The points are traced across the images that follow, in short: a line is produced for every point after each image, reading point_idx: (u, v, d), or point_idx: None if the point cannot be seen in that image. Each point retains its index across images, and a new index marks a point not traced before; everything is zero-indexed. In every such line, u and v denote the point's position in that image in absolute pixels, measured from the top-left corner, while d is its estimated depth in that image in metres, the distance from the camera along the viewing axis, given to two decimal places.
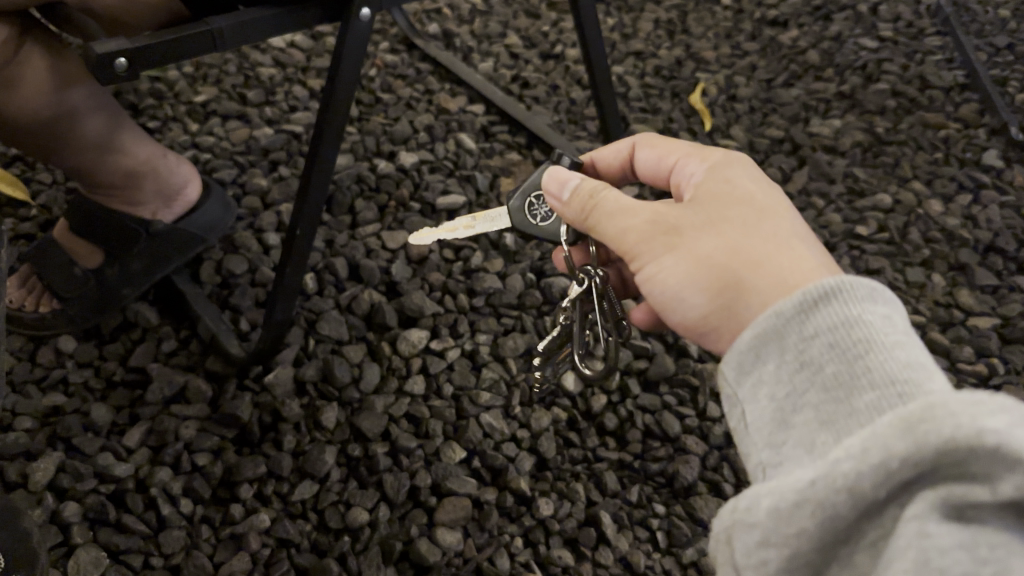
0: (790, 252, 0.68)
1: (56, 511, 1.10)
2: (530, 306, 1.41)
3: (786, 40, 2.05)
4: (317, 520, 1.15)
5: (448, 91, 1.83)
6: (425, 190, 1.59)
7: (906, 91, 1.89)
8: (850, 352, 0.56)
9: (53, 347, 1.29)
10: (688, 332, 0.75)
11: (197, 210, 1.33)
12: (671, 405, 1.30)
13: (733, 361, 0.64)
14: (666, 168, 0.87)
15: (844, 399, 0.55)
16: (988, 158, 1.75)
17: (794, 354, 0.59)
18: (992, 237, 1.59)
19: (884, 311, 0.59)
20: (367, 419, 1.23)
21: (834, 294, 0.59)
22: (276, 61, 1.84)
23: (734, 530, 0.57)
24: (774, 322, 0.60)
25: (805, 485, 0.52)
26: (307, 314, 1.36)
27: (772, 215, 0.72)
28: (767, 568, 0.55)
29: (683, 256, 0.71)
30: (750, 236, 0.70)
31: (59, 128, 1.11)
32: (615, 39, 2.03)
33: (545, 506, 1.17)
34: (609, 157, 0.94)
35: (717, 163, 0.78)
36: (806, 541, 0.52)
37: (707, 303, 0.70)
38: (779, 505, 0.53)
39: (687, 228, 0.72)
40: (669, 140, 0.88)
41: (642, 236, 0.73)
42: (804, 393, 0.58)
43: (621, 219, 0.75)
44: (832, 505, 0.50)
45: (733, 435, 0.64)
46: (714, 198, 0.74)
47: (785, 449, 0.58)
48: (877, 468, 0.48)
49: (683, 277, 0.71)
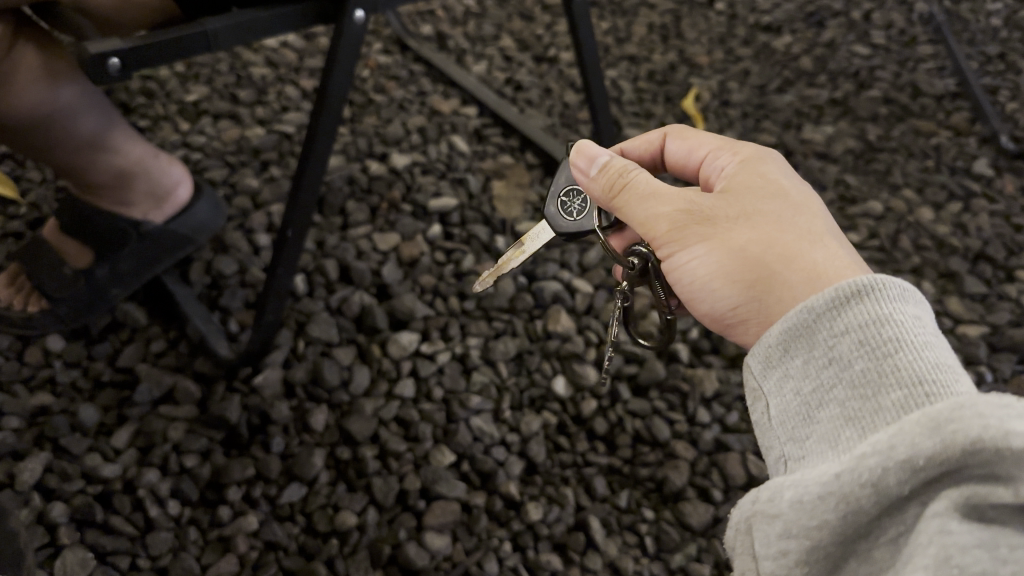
0: (821, 249, 0.68)
1: (42, 512, 1.09)
2: (521, 310, 1.41)
3: (779, 46, 2.06)
4: (305, 523, 1.14)
5: (442, 93, 1.83)
6: (417, 191, 1.59)
7: (897, 99, 1.90)
8: (880, 351, 0.56)
9: (41, 347, 1.29)
10: (713, 323, 0.75)
11: (188, 210, 1.32)
12: (661, 410, 1.30)
13: (760, 354, 0.64)
14: (695, 162, 0.85)
15: (871, 397, 0.55)
16: (978, 166, 1.76)
17: (823, 350, 0.59)
18: (982, 245, 1.60)
19: (915, 311, 0.58)
20: (357, 422, 1.23)
21: (869, 292, 0.58)
22: (269, 61, 1.84)
23: (755, 520, 0.57)
24: (803, 318, 0.60)
25: (829, 479, 0.53)
26: (296, 315, 1.36)
27: (801, 213, 0.71)
28: (787, 558, 0.56)
29: (710, 250, 0.70)
30: (779, 231, 0.69)
31: (51, 125, 1.10)
32: (609, 43, 2.03)
33: (534, 511, 1.17)
34: (640, 145, 0.91)
35: (746, 158, 0.77)
36: (827, 533, 0.53)
37: (734, 297, 0.70)
38: (802, 497, 0.54)
39: (718, 218, 0.71)
40: (700, 132, 0.86)
41: (674, 222, 0.71)
42: (830, 389, 0.58)
43: (651, 201, 0.72)
44: (855, 499, 0.51)
45: (756, 428, 0.64)
46: (745, 188, 0.73)
47: (808, 444, 0.58)
48: (903, 465, 0.49)
49: (710, 272, 0.70)
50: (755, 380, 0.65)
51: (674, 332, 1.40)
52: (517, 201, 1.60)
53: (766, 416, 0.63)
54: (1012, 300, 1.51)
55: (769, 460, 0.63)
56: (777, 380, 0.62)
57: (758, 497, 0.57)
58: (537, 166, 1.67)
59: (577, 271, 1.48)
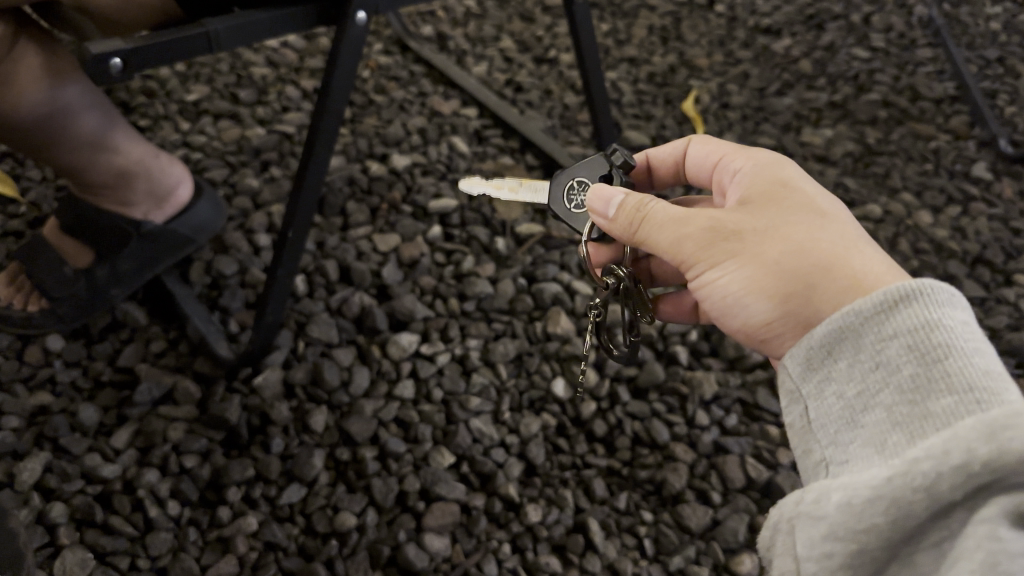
0: (858, 255, 0.67)
1: (42, 512, 1.10)
2: (521, 312, 1.41)
3: (779, 49, 2.06)
4: (305, 524, 1.14)
5: (442, 94, 1.83)
6: (417, 193, 1.59)
7: (897, 102, 1.90)
8: (929, 355, 0.56)
9: (41, 346, 1.29)
10: (748, 336, 0.75)
11: (189, 211, 1.32)
12: (660, 413, 1.30)
13: (801, 356, 0.64)
14: (710, 163, 0.86)
15: (920, 401, 0.55)
16: (977, 170, 1.76)
17: (870, 354, 0.59)
18: (981, 249, 1.60)
19: (964, 316, 0.58)
20: (357, 423, 1.23)
21: (918, 295, 0.57)
22: (269, 61, 1.84)
23: (799, 520, 0.58)
24: (850, 320, 0.60)
25: (880, 482, 0.52)
26: (296, 316, 1.36)
27: (834, 219, 0.70)
28: (831, 560, 0.56)
29: (746, 263, 0.69)
30: (813, 237, 0.68)
31: (51, 124, 1.10)
32: (609, 45, 2.03)
33: (533, 513, 1.17)
34: (666, 152, 0.92)
35: (767, 164, 0.76)
36: (875, 536, 0.53)
37: (771, 309, 0.69)
38: (850, 500, 0.54)
39: (748, 235, 0.69)
40: (721, 139, 0.86)
41: (701, 243, 0.70)
42: (877, 393, 0.58)
43: (673, 228, 0.71)
44: (906, 503, 0.51)
45: (795, 432, 0.65)
46: (770, 200, 0.72)
47: (852, 448, 0.58)
48: (957, 470, 0.49)
49: (748, 283, 0.69)
50: (795, 383, 0.65)
51: (674, 335, 1.40)
52: (517, 203, 1.60)
53: (807, 419, 0.63)
54: (1010, 304, 1.51)
55: (810, 464, 0.63)
56: (821, 383, 0.63)
57: (803, 498, 0.58)
58: (537, 168, 1.68)
59: (577, 273, 1.49)
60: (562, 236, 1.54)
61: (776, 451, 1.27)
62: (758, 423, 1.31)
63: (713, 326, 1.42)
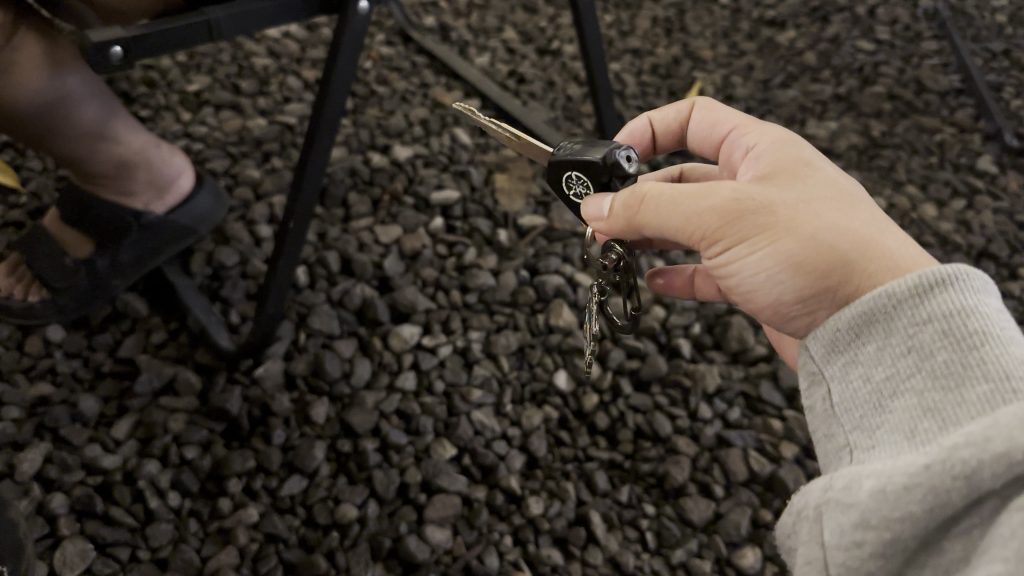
0: (888, 236, 0.65)
1: (42, 502, 1.09)
2: (523, 304, 1.41)
3: (783, 41, 2.05)
4: (306, 515, 1.14)
5: (444, 85, 1.82)
6: (419, 184, 1.58)
7: (902, 95, 1.89)
8: (965, 342, 0.55)
9: (42, 336, 1.28)
10: (769, 316, 0.72)
11: (190, 201, 1.32)
12: (663, 406, 1.30)
13: (825, 339, 0.63)
14: (718, 136, 0.84)
15: (953, 387, 0.54)
16: (982, 163, 1.75)
17: (902, 338, 0.58)
18: (986, 243, 1.60)
19: (997, 305, 0.57)
20: (357, 415, 1.23)
21: (954, 281, 0.56)
22: (271, 51, 1.83)
23: (827, 507, 0.56)
24: (882, 302, 0.59)
25: (917, 469, 0.51)
26: (298, 307, 1.35)
27: (859, 199, 0.68)
28: (860, 549, 0.54)
29: (778, 238, 0.65)
30: (844, 215, 0.66)
31: (54, 114, 1.10)
32: (613, 37, 2.02)
33: (534, 505, 1.16)
34: (668, 117, 0.88)
35: (781, 139, 0.74)
36: (910, 526, 0.52)
37: (802, 287, 0.66)
38: (884, 486, 0.52)
39: (778, 209, 0.65)
40: (729, 110, 0.84)
41: (726, 217, 0.66)
42: (907, 378, 0.57)
43: (692, 203, 0.66)
44: (945, 491, 0.50)
45: (819, 418, 0.64)
46: (793, 176, 0.69)
47: (880, 433, 0.57)
48: (999, 458, 0.47)
49: (779, 261, 0.65)
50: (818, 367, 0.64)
51: (676, 327, 1.39)
52: (519, 194, 1.60)
53: (832, 405, 0.62)
54: (1014, 298, 1.50)
55: (834, 452, 0.62)
56: (847, 367, 0.62)
57: (831, 485, 0.56)
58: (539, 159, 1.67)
59: (579, 265, 1.48)
60: (564, 229, 1.53)
61: (779, 445, 1.26)
62: (761, 416, 1.30)
63: (716, 320, 1.41)
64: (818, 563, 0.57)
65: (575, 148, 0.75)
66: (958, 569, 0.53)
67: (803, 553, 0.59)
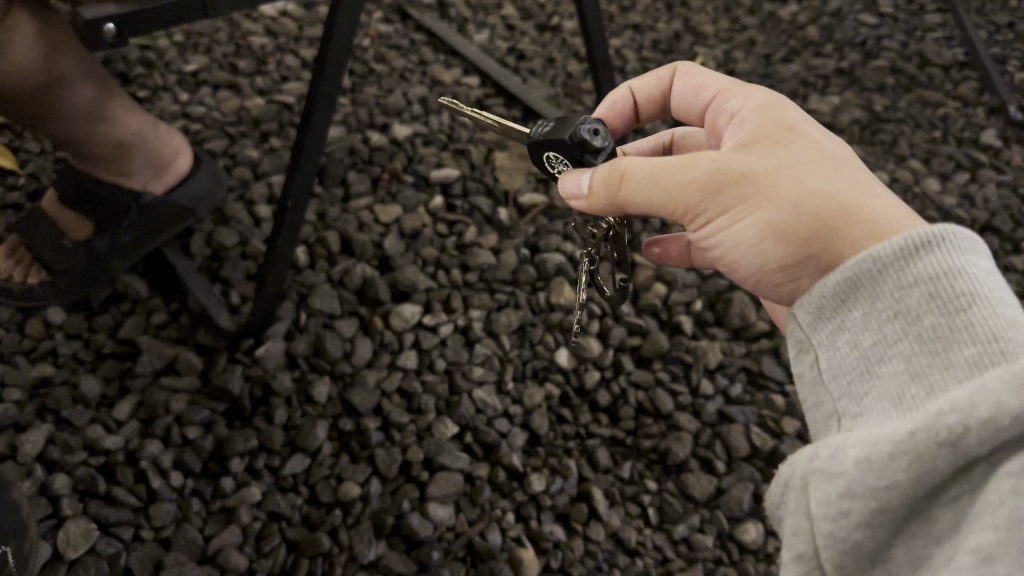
0: (874, 199, 0.64)
1: (44, 483, 1.10)
2: (524, 282, 1.40)
3: (785, 15, 2.03)
4: (309, 494, 1.15)
5: (443, 63, 1.80)
6: (419, 163, 1.58)
7: (905, 68, 1.88)
8: (951, 305, 0.54)
9: (42, 318, 1.28)
10: (756, 284, 0.71)
11: (189, 181, 1.31)
12: (664, 382, 1.29)
13: (812, 306, 0.63)
14: (702, 102, 0.83)
15: (941, 352, 0.54)
16: (986, 137, 1.74)
17: (888, 303, 0.57)
18: (989, 217, 1.59)
19: (985, 265, 0.56)
20: (358, 394, 1.23)
21: (940, 242, 0.56)
22: (268, 30, 1.82)
23: (814, 477, 0.56)
24: (868, 267, 0.58)
25: (902, 437, 0.51)
26: (298, 287, 1.35)
27: (843, 162, 0.67)
28: (848, 519, 0.54)
29: (760, 207, 0.64)
30: (827, 179, 0.65)
31: (47, 93, 1.09)
32: (613, 12, 2.00)
33: (536, 482, 1.17)
34: (650, 85, 0.87)
35: (764, 104, 0.73)
36: (897, 494, 0.51)
37: (785, 255, 0.65)
38: (869, 455, 0.52)
39: (759, 176, 0.65)
40: (711, 73, 0.82)
41: (707, 188, 0.65)
42: (894, 344, 0.57)
43: (673, 175, 0.66)
44: (931, 457, 0.49)
45: (807, 386, 0.63)
46: (775, 141, 0.68)
47: (867, 400, 0.57)
48: (985, 423, 0.47)
49: (763, 230, 0.65)
50: (806, 334, 0.64)
51: (677, 304, 1.39)
52: (519, 172, 1.59)
53: (819, 373, 0.62)
54: (1018, 272, 1.49)
55: (824, 421, 0.61)
56: (834, 333, 0.61)
57: (816, 455, 0.56)
58: None
59: (579, 243, 1.48)
60: (565, 206, 1.53)
61: (780, 420, 1.26)
62: (763, 392, 1.30)
63: (717, 296, 1.41)
64: (805, 534, 0.57)
65: (548, 127, 0.75)
66: (949, 536, 0.52)
67: (791, 522, 0.59)
